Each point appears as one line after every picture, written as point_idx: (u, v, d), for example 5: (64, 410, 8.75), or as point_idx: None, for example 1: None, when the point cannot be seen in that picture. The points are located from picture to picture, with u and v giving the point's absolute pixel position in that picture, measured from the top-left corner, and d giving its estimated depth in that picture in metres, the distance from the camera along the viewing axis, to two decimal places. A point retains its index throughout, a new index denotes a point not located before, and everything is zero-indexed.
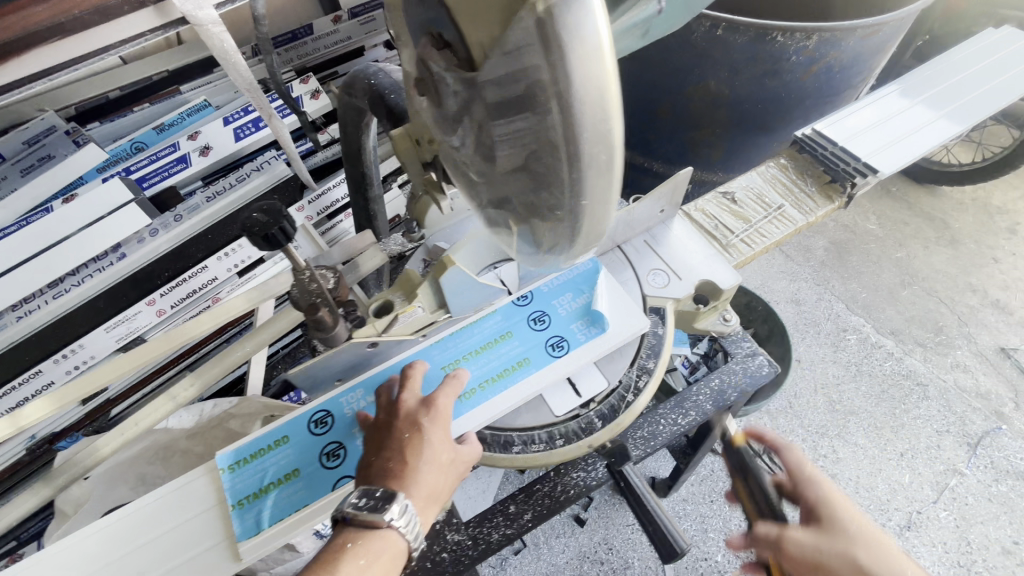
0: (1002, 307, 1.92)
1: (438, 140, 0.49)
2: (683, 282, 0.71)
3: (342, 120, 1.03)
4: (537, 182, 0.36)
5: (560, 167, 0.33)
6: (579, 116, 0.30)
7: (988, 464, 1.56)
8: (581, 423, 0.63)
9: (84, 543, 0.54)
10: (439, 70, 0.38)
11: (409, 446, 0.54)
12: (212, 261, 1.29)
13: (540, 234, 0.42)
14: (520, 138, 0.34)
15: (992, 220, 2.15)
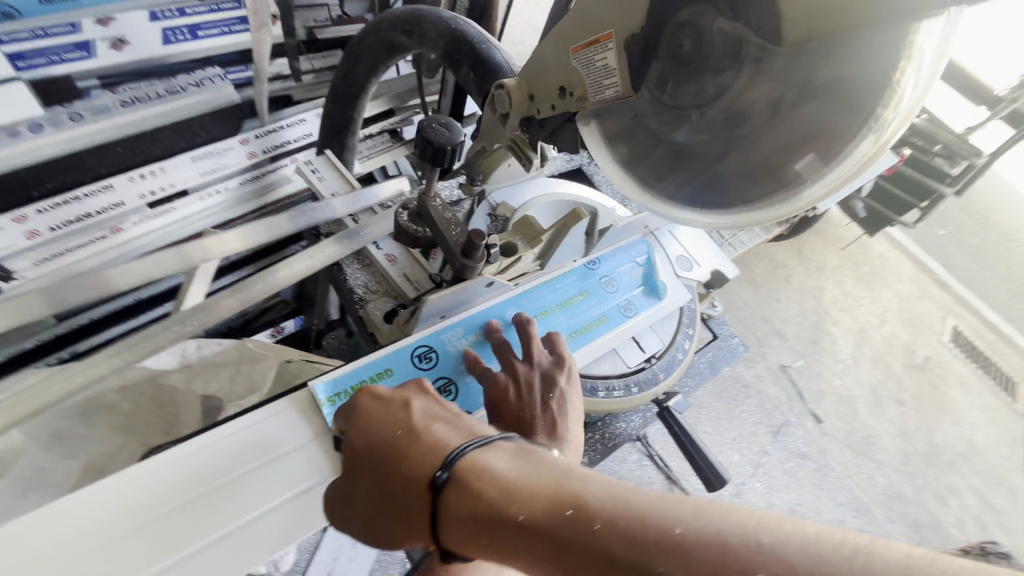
0: (782, 335, 2.57)
1: (622, 94, 0.54)
2: (702, 267, 0.86)
3: (353, 54, 0.96)
4: (797, 143, 0.47)
5: (839, 136, 0.45)
6: (881, 106, 0.42)
7: (785, 447, 2.08)
8: (649, 374, 0.73)
9: (183, 464, 0.52)
10: (721, 43, 0.46)
11: (552, 403, 0.60)
12: (120, 180, 1.03)
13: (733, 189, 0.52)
14: (795, 112, 0.46)
15: (776, 271, 2.82)
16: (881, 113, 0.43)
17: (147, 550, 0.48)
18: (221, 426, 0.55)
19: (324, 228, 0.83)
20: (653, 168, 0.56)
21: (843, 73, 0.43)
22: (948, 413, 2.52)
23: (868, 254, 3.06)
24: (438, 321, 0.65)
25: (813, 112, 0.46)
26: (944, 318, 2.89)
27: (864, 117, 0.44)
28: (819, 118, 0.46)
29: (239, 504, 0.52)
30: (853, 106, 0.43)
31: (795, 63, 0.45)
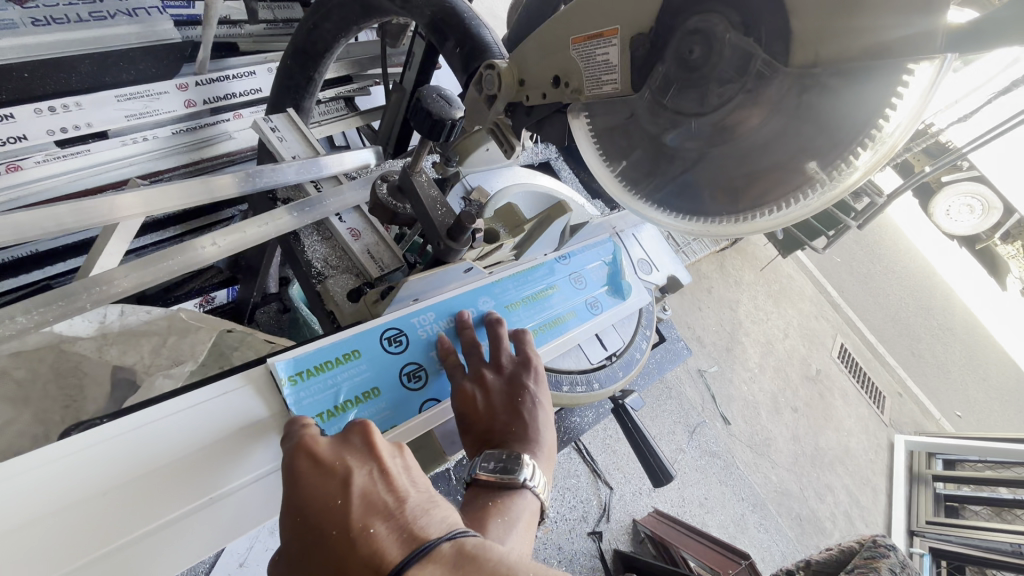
0: (700, 341, 2.75)
1: (622, 91, 0.54)
2: (661, 272, 0.89)
3: (323, 9, 0.89)
4: (771, 160, 0.49)
5: (808, 164, 0.47)
6: (855, 142, 0.44)
7: (697, 445, 2.24)
8: (608, 372, 0.74)
9: (110, 449, 0.46)
10: (729, 55, 0.47)
11: (525, 410, 0.56)
12: (25, 109, 0.87)
13: (710, 194, 0.54)
14: (779, 138, 0.48)
15: (700, 280, 3.00)
16: (860, 150, 0.44)
17: (65, 545, 0.42)
18: (157, 407, 0.49)
19: (281, 193, 0.76)
20: (640, 167, 0.59)
21: (830, 106, 0.44)
22: (832, 421, 2.84)
23: (779, 273, 3.35)
24: (411, 303, 0.62)
25: (795, 140, 0.47)
26: (835, 336, 3.23)
27: (844, 149, 0.45)
28: (799, 151, 0.47)
29: (178, 491, 0.47)
30: (831, 137, 0.45)
31: (795, 88, 0.45)
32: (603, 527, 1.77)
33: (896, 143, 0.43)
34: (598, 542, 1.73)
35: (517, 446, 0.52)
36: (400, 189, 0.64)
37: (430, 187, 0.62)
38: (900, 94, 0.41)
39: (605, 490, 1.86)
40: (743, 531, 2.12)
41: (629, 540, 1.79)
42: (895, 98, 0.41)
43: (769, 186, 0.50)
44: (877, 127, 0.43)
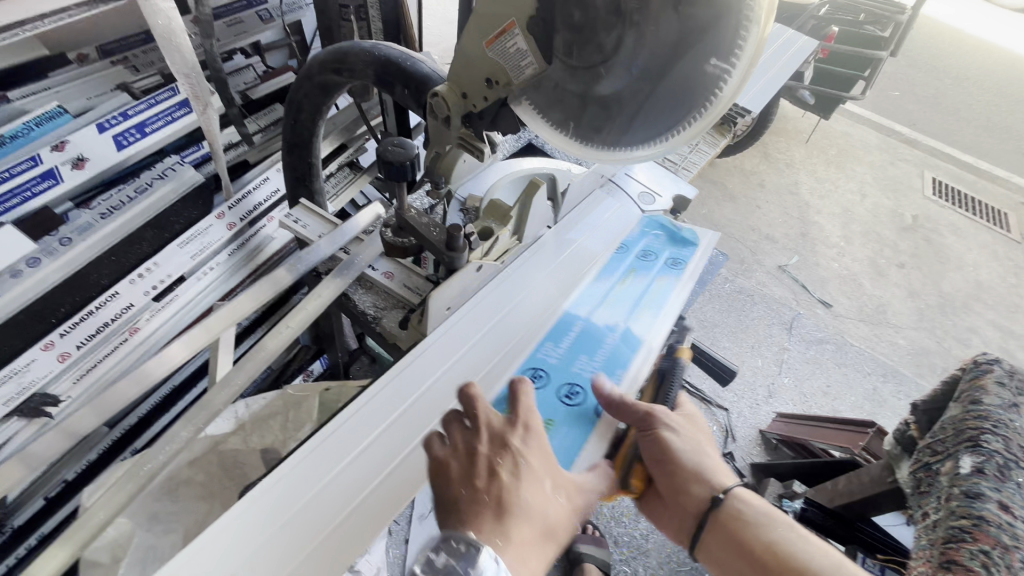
0: (772, 238, 2.60)
1: (541, 67, 0.61)
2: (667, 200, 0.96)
3: (295, 104, 1.02)
4: (683, 68, 0.55)
5: (713, 54, 0.52)
6: (739, 15, 0.49)
7: (802, 339, 2.17)
8: None
9: (290, 477, 0.61)
10: (603, 4, 0.54)
11: (505, 487, 0.57)
12: (121, 284, 1.10)
13: (652, 119, 0.60)
14: (680, 49, 0.54)
15: (747, 178, 2.87)
16: (748, 20, 0.49)
17: (290, 544, 0.57)
18: (317, 434, 0.65)
19: (322, 267, 0.90)
20: (588, 124, 0.65)
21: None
22: (949, 261, 2.60)
23: (829, 138, 3.13)
24: (448, 313, 0.74)
25: (694, 43, 0.53)
26: (921, 174, 2.98)
27: (734, 26, 0.50)
28: (701, 51, 0.53)
29: (347, 496, 0.61)
30: (719, 22, 0.50)
31: (670, 3, 0.51)
32: (732, 448, 1.79)
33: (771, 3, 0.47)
34: (732, 463, 1.75)
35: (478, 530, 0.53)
36: (400, 228, 0.74)
37: (425, 217, 0.73)
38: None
39: (722, 413, 1.88)
40: (882, 404, 2.03)
41: (762, 451, 1.80)
42: None
43: (695, 89, 0.56)
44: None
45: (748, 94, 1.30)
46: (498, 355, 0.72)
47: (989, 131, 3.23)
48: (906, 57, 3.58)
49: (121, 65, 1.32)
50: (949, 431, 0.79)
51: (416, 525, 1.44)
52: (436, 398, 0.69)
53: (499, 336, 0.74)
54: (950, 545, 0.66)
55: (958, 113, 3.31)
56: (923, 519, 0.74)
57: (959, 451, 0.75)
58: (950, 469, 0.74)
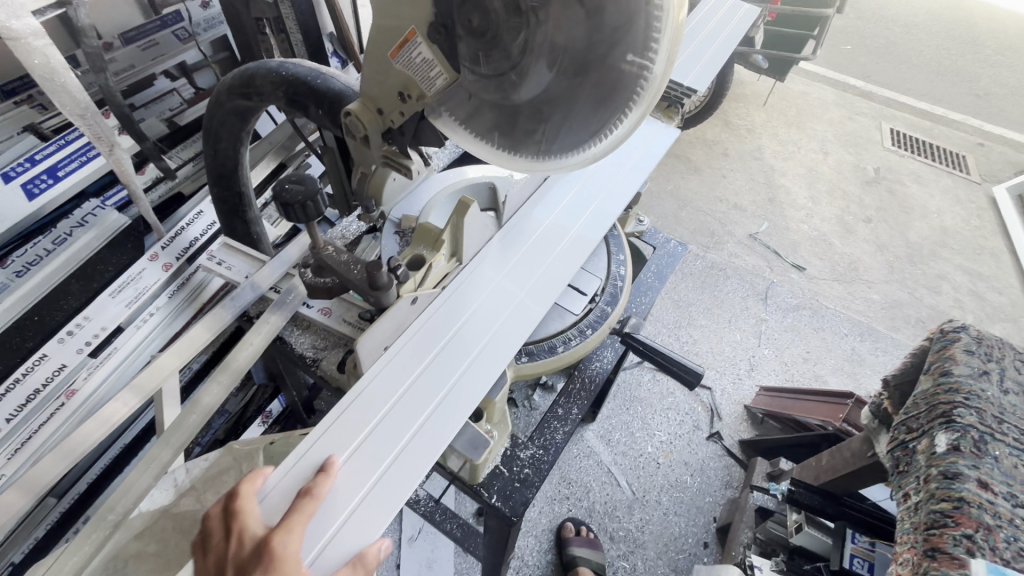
0: (740, 207, 2.58)
1: (452, 79, 0.57)
2: (620, 196, 0.93)
3: (211, 133, 0.94)
4: (599, 68, 0.51)
5: (627, 52, 0.49)
6: (647, 10, 0.45)
7: (778, 307, 2.16)
8: (598, 312, 0.89)
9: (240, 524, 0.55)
10: (502, 5, 0.50)
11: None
12: (50, 344, 1.00)
13: (573, 125, 0.57)
14: (594, 46, 0.50)
15: (710, 148, 2.84)
16: (657, 13, 0.45)
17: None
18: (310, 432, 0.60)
19: (254, 310, 0.86)
20: (510, 136, 0.61)
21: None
22: (914, 211, 2.62)
23: (787, 99, 3.11)
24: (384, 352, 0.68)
25: (607, 38, 0.49)
26: (879, 126, 2.99)
27: (644, 23, 0.46)
28: (616, 46, 0.49)
29: (350, 489, 0.58)
30: (628, 16, 0.47)
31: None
32: (718, 426, 1.78)
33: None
34: (721, 442, 1.74)
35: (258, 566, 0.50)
36: (321, 267, 0.69)
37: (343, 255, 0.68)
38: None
39: (706, 393, 1.87)
40: (862, 363, 2.03)
41: (749, 426, 1.79)
42: None
43: (614, 90, 0.52)
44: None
45: (694, 70, 1.26)
46: (459, 371, 0.68)
47: (942, 76, 3.24)
48: (854, 9, 3.58)
49: (26, 104, 1.18)
50: (921, 406, 0.78)
51: (407, 548, 1.41)
52: (397, 423, 0.63)
53: (457, 350, 0.69)
54: (932, 531, 0.65)
55: (910, 60, 3.31)
56: (905, 500, 0.73)
57: (934, 428, 0.74)
58: (927, 448, 0.73)
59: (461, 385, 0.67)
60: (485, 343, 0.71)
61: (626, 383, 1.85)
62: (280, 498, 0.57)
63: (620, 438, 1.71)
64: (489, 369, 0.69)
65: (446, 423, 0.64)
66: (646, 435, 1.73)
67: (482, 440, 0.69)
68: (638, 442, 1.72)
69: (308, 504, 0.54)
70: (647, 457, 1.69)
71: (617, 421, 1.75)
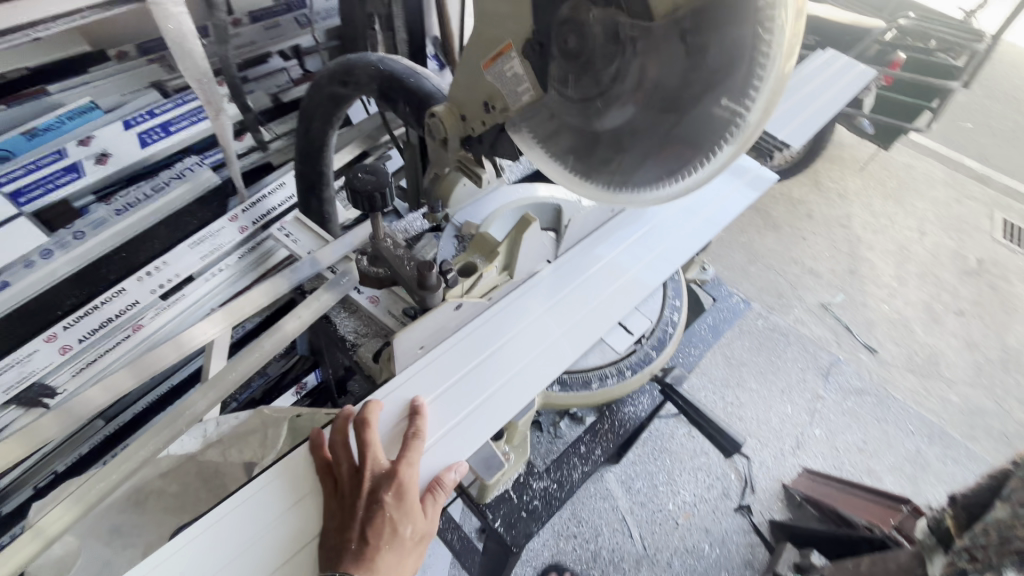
0: (817, 273, 2.43)
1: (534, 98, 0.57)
2: (688, 241, 0.90)
3: (308, 113, 1.00)
4: (689, 108, 0.49)
5: (721, 94, 0.47)
6: (754, 54, 0.43)
7: (838, 387, 2.00)
8: (641, 355, 0.85)
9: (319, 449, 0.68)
10: (601, 30, 0.48)
11: (393, 517, 0.61)
12: (130, 281, 1.08)
13: (652, 159, 0.55)
14: (689, 84, 0.48)
15: (796, 207, 2.70)
16: (761, 61, 0.43)
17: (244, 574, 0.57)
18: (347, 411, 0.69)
19: (307, 285, 0.88)
20: (585, 160, 0.60)
21: (715, 28, 0.44)
22: (1017, 313, 2.36)
23: (889, 170, 2.92)
24: (420, 352, 0.70)
25: (703, 79, 0.47)
26: (991, 215, 2.73)
27: (746, 68, 0.44)
28: (711, 88, 0.47)
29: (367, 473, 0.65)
30: (732, 58, 0.45)
31: (678, 32, 0.46)
32: (750, 500, 1.66)
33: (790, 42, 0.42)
34: (749, 516, 1.62)
35: (385, 488, 0.61)
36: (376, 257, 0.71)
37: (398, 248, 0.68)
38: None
39: (743, 461, 1.75)
40: (926, 468, 1.84)
41: (783, 507, 1.66)
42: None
43: (702, 133, 0.50)
44: (766, 40, 0.42)
45: (789, 127, 1.21)
46: (493, 387, 0.69)
47: None
48: (983, 86, 3.32)
49: (157, 63, 1.32)
50: (993, 535, 0.69)
51: None
52: (441, 411, 0.67)
53: (489, 370, 0.70)
54: None
55: None
56: None
57: (1005, 566, 0.64)
58: None
59: (485, 407, 0.68)
60: (517, 370, 0.71)
61: (659, 433, 1.77)
62: (392, 429, 0.66)
63: (641, 487, 1.64)
64: (524, 389, 0.70)
65: (485, 424, 0.67)
66: (670, 491, 1.65)
67: (496, 462, 0.69)
68: (660, 496, 1.64)
69: (417, 445, 0.63)
70: (666, 515, 1.60)
71: (641, 469, 1.68)
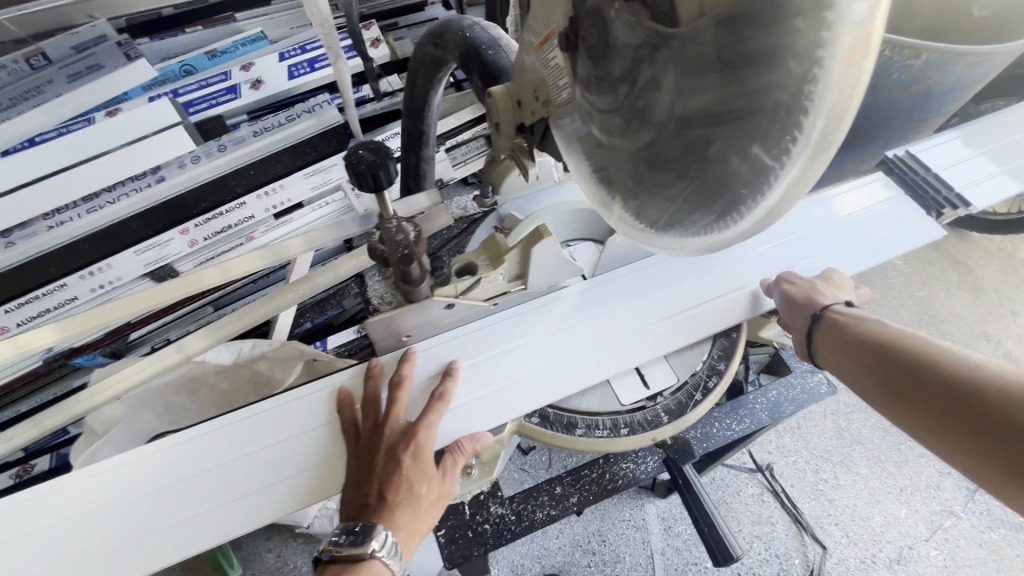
0: (1014, 361, 1.87)
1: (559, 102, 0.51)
2: (748, 299, 0.81)
3: (412, 71, 0.98)
4: (713, 150, 0.39)
5: (752, 142, 0.36)
6: (800, 99, 0.33)
7: (985, 511, 1.55)
8: (648, 414, 0.78)
9: (308, 401, 0.74)
10: (625, 34, 0.41)
11: (414, 475, 0.67)
12: (251, 198, 1.28)
13: (666, 203, 0.45)
14: (717, 117, 0.38)
15: (1015, 272, 2.07)
16: (804, 110, 0.33)
17: (214, 488, 0.67)
18: (339, 374, 0.76)
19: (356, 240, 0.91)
20: (604, 184, 0.52)
21: (755, 55, 0.34)
22: None
23: None
24: (403, 339, 0.73)
25: (734, 120, 0.37)
26: None
27: (786, 114, 0.34)
28: (738, 131, 0.37)
29: (337, 440, 0.72)
30: (772, 99, 0.34)
31: (713, 51, 0.37)
32: None
33: (850, 95, 0.31)
34: None
35: (405, 446, 0.67)
36: None
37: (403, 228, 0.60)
38: (830, 13, 0.30)
39: (816, 550, 1.48)
40: None
41: None
42: (824, 24, 0.30)
43: (724, 186, 0.40)
44: (814, 79, 0.31)
45: (1003, 167, 0.94)
46: (486, 389, 0.70)
47: None
48: None
49: None
50: None
51: None
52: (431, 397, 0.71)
53: (468, 379, 0.71)
54: None
55: None
56: None
57: None
58: None
59: (452, 415, 0.70)
60: (498, 386, 0.70)
61: (723, 483, 1.59)
62: (417, 393, 0.71)
63: (682, 532, 1.49)
64: (510, 400, 0.70)
65: (459, 424, 0.69)
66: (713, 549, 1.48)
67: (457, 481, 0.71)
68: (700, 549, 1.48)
69: (438, 408, 0.68)
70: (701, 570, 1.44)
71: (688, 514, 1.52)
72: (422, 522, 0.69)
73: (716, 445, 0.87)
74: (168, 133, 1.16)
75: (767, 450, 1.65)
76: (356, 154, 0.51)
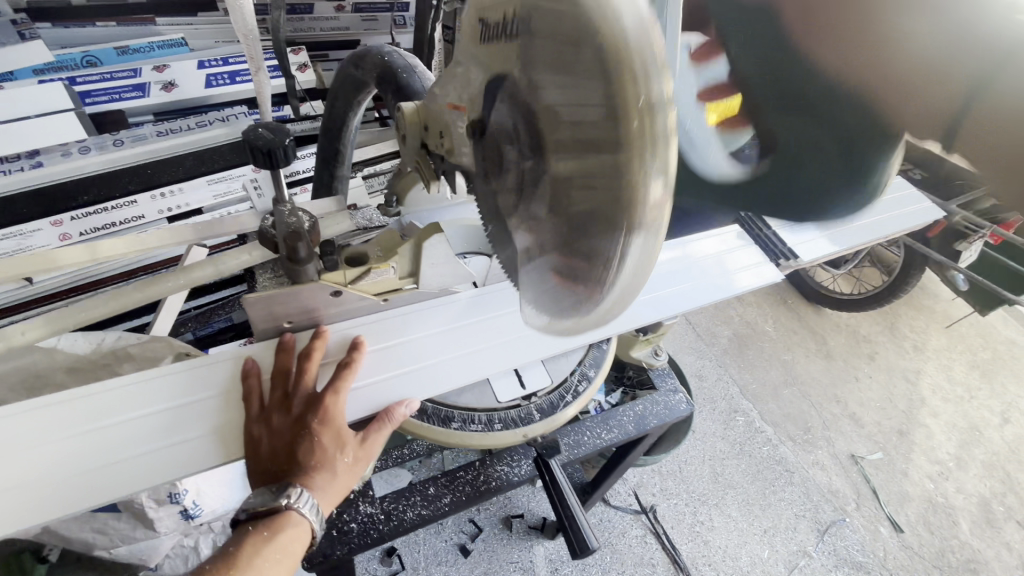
0: (857, 420, 2.15)
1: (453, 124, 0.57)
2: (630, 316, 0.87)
3: (332, 91, 1.01)
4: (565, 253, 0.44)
5: (585, 264, 0.41)
6: (612, 245, 0.37)
7: (832, 551, 1.72)
8: (523, 412, 0.85)
9: (182, 376, 0.67)
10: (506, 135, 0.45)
11: (326, 434, 0.64)
12: (143, 197, 1.19)
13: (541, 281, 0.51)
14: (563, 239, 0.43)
15: (858, 344, 2.43)
16: (612, 254, 0.38)
17: (36, 466, 0.58)
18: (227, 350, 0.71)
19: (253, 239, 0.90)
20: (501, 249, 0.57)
21: (586, 200, 0.38)
22: None
23: (985, 337, 2.54)
24: (286, 326, 0.72)
25: (575, 239, 0.42)
26: None
27: (600, 252, 0.39)
28: (577, 254, 0.42)
29: (214, 414, 0.66)
30: (596, 239, 0.39)
31: (561, 179, 0.41)
32: None
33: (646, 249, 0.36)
34: None
35: (315, 409, 0.64)
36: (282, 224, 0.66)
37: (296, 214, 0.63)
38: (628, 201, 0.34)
39: None
40: None
41: None
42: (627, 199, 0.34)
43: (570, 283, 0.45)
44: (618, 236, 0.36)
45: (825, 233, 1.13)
46: (377, 375, 0.72)
47: None
48: None
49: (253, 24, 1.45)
50: None
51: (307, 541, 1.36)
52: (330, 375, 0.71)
53: (369, 362, 0.72)
54: None
55: None
56: None
57: None
58: None
59: (356, 392, 0.70)
60: (380, 377, 0.71)
61: (610, 524, 1.64)
62: (328, 364, 0.71)
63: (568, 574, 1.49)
64: (401, 386, 0.71)
65: (356, 405, 0.69)
66: None
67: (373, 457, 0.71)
68: None
69: (348, 374, 0.67)
70: None
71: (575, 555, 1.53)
72: (344, 486, 0.66)
73: (587, 452, 0.94)
74: (59, 117, 1.11)
75: (651, 492, 1.74)
76: (254, 132, 0.53)
